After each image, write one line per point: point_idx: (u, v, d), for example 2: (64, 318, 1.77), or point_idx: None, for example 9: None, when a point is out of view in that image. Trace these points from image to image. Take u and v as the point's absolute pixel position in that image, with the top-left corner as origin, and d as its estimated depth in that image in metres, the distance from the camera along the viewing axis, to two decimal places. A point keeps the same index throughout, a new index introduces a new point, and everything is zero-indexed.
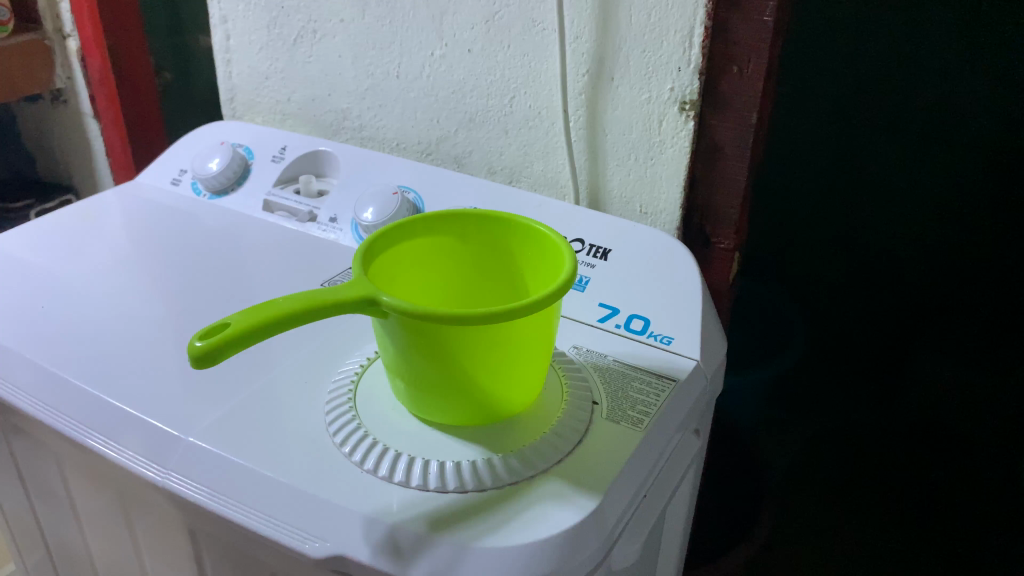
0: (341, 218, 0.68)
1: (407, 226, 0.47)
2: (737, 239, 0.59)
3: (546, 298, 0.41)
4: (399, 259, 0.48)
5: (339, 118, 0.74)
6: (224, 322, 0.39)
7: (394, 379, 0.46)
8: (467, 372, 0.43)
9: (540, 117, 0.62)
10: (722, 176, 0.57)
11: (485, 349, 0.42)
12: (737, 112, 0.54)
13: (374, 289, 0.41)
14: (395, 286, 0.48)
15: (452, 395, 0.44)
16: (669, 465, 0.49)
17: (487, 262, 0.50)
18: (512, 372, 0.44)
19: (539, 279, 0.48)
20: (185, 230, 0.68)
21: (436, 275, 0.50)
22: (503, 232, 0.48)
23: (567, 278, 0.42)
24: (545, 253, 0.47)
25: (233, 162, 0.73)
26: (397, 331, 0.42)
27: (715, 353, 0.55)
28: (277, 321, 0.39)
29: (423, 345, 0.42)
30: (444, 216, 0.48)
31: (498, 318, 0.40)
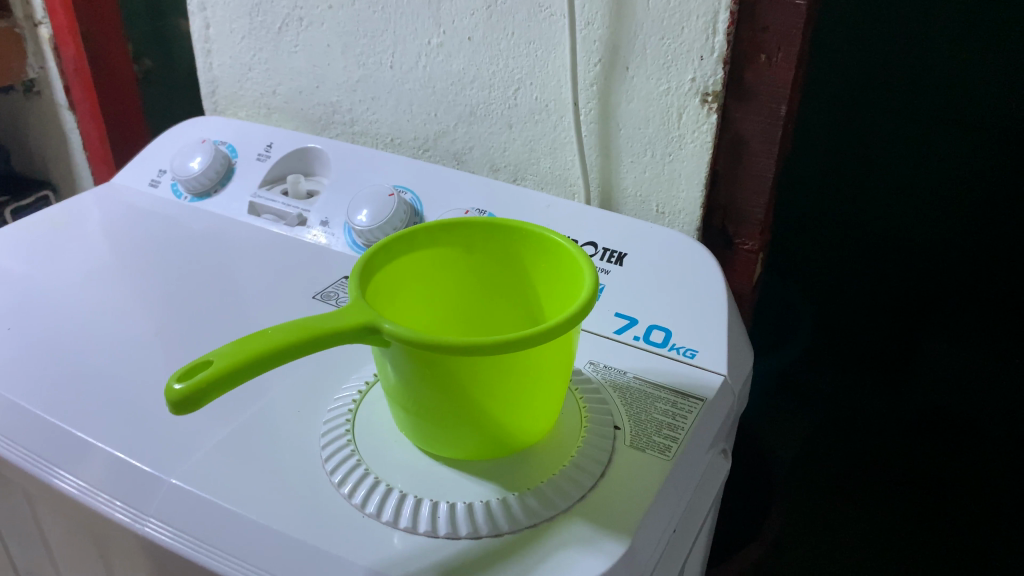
0: (332, 221, 0.63)
1: (408, 238, 0.43)
2: (762, 240, 0.55)
3: (566, 321, 0.36)
4: (399, 276, 0.43)
5: (329, 111, 0.69)
6: (206, 358, 0.35)
7: (397, 410, 0.42)
8: (480, 404, 0.39)
9: (547, 111, 0.57)
10: (747, 173, 0.53)
11: (499, 379, 0.37)
12: (764, 104, 0.50)
13: (374, 315, 0.37)
14: (395, 305, 0.43)
15: (464, 429, 0.40)
16: (701, 494, 0.45)
17: (495, 275, 0.45)
18: (528, 402, 0.40)
19: (555, 294, 0.43)
20: (164, 236, 0.63)
21: (440, 290, 0.45)
22: (513, 242, 0.44)
23: (588, 298, 0.37)
24: (560, 265, 0.42)
25: (215, 161, 0.68)
26: (400, 361, 0.38)
27: (744, 367, 0.50)
28: (266, 356, 0.35)
29: (430, 377, 0.38)
30: (448, 225, 0.44)
31: (513, 346, 0.35)
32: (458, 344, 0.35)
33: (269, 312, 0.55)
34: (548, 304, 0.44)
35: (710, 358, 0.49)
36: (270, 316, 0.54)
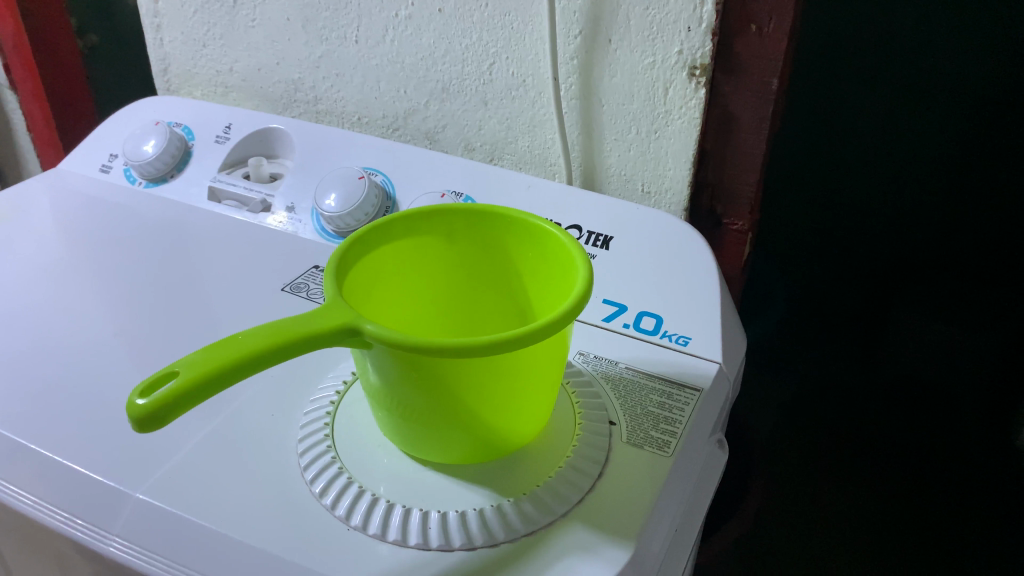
0: (299, 206, 0.60)
1: (385, 228, 0.40)
2: (751, 219, 0.53)
3: (562, 318, 0.34)
4: (377, 269, 0.40)
5: (290, 89, 0.66)
6: (171, 370, 0.32)
7: (380, 413, 0.39)
8: (471, 407, 0.36)
9: (525, 87, 0.54)
10: (736, 150, 0.50)
11: (492, 381, 0.35)
12: (754, 78, 0.48)
13: (355, 316, 0.34)
14: (373, 301, 0.40)
15: (453, 432, 0.37)
16: (699, 488, 0.43)
17: (479, 264, 0.43)
18: (521, 402, 0.37)
19: (544, 283, 0.41)
20: (118, 226, 0.60)
21: (420, 281, 0.42)
22: (497, 229, 0.41)
23: (583, 291, 0.35)
24: (549, 254, 0.40)
25: (171, 145, 0.64)
26: (384, 364, 0.35)
27: (737, 353, 0.48)
28: (238, 366, 0.32)
29: (417, 380, 0.35)
30: (427, 213, 0.41)
31: (507, 348, 0.33)
32: (448, 347, 0.32)
33: (235, 307, 0.51)
34: (537, 294, 0.42)
35: (704, 346, 0.47)
36: (236, 312, 0.51)
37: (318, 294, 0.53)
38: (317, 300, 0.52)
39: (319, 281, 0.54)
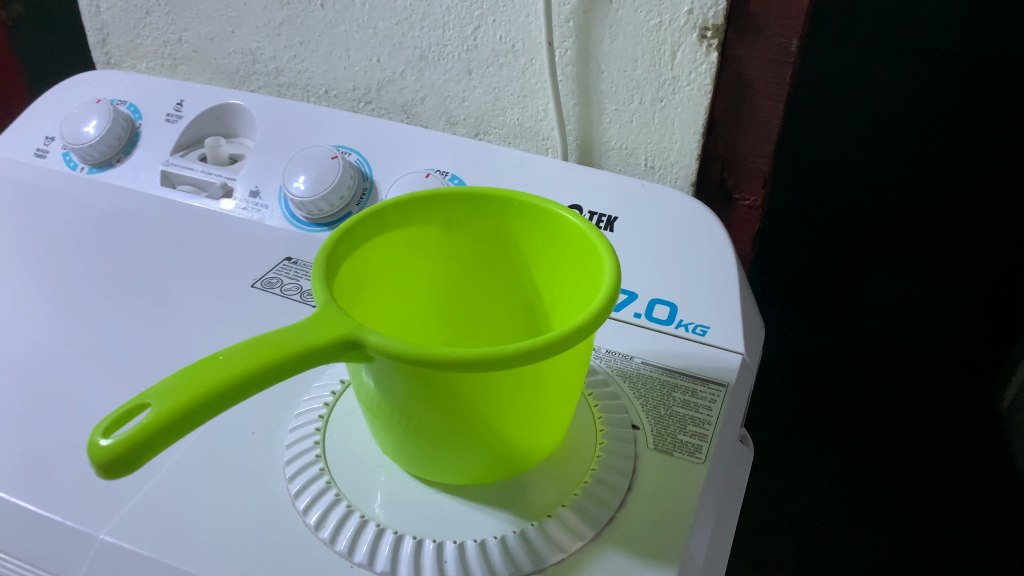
0: (265, 190, 0.54)
1: (377, 218, 0.34)
2: (763, 193, 0.50)
3: (593, 319, 0.29)
4: (369, 265, 0.35)
5: (247, 61, 0.59)
6: (139, 402, 0.26)
7: (380, 431, 0.34)
8: (491, 424, 0.32)
9: (514, 53, 0.49)
10: (749, 120, 0.47)
11: (514, 396, 0.30)
12: (771, 39, 0.43)
13: (355, 326, 0.29)
14: (366, 301, 0.35)
15: (468, 452, 0.33)
16: (731, 492, 0.39)
17: (481, 253, 0.38)
18: (545, 415, 0.33)
19: (557, 274, 0.36)
20: (60, 219, 0.53)
21: (415, 276, 0.38)
22: (502, 215, 0.36)
23: (612, 286, 0.30)
24: (564, 242, 0.35)
25: (116, 124, 0.57)
26: (389, 379, 0.30)
27: (757, 341, 0.45)
28: (222, 393, 0.27)
29: (428, 397, 0.30)
30: (423, 199, 0.36)
31: (532, 358, 0.28)
32: (464, 360, 0.28)
33: (202, 309, 0.46)
34: (549, 285, 0.37)
35: (724, 334, 0.43)
36: (204, 315, 0.46)
37: (293, 290, 0.47)
38: (293, 298, 0.47)
39: (293, 275, 0.49)
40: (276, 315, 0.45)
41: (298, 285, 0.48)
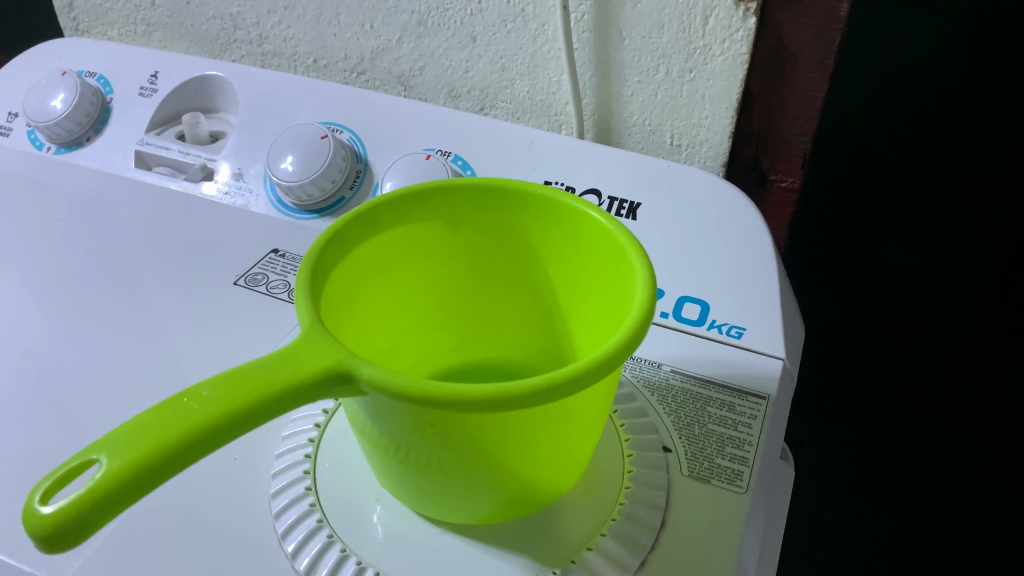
0: (249, 173, 0.49)
1: (370, 216, 0.30)
2: (803, 174, 0.46)
3: (626, 343, 0.24)
4: (360, 271, 0.30)
5: (227, 26, 0.54)
6: (87, 458, 0.22)
7: (377, 466, 0.30)
8: (509, 463, 0.27)
9: (524, 17, 0.44)
10: (790, 94, 0.42)
11: (534, 433, 0.26)
12: (819, 2, 0.38)
13: (345, 355, 0.24)
14: (356, 311, 0.31)
15: (481, 492, 0.28)
16: (774, 519, 0.35)
17: (491, 251, 0.33)
18: (568, 450, 0.28)
19: (579, 277, 0.32)
20: (23, 206, 0.48)
21: (415, 276, 0.33)
22: (514, 210, 0.31)
23: (647, 303, 0.25)
24: (589, 243, 0.30)
25: (84, 99, 0.52)
26: (388, 416, 0.25)
27: (797, 343, 0.40)
28: (184, 444, 0.22)
29: (434, 435, 0.26)
30: (424, 193, 0.31)
31: (553, 393, 0.23)
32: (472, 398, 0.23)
33: (179, 311, 0.41)
34: (570, 289, 0.33)
35: (763, 337, 0.38)
36: (181, 317, 0.41)
37: (280, 288, 0.42)
38: (280, 296, 0.42)
39: (280, 269, 0.44)
40: (261, 317, 0.41)
41: (285, 281, 0.43)
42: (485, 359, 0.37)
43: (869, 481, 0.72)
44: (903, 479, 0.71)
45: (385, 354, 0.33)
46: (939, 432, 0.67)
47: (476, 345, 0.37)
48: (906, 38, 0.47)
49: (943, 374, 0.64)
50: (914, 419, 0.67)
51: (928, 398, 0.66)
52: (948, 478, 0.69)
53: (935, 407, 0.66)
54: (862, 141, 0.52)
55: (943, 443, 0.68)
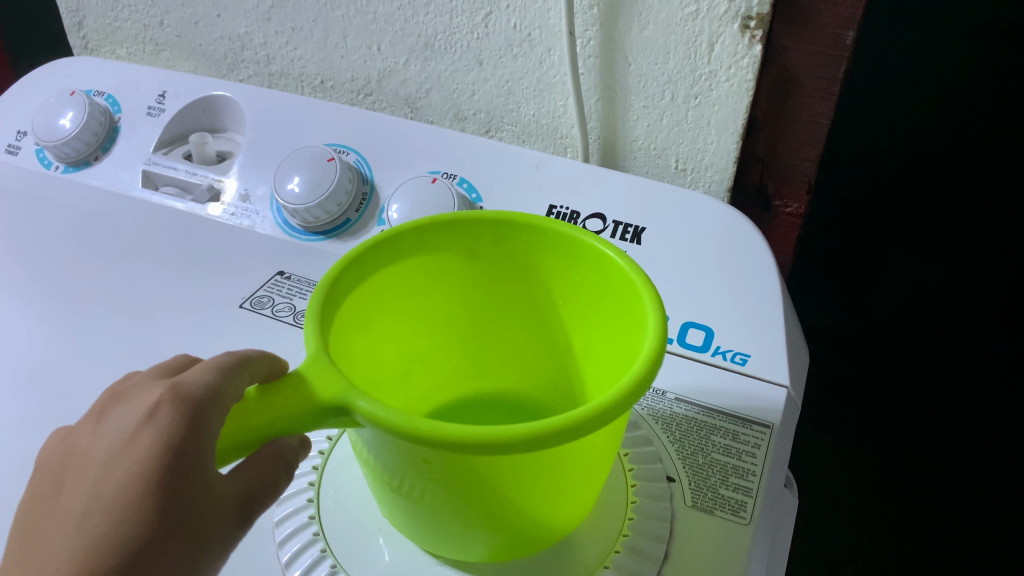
0: (255, 195, 0.49)
1: (387, 244, 0.30)
2: (807, 200, 0.46)
3: (632, 390, 0.24)
4: (374, 295, 0.30)
5: (236, 47, 0.54)
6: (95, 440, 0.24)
7: (384, 503, 0.30)
8: (516, 504, 0.26)
9: (530, 42, 0.44)
10: (796, 119, 0.42)
11: (540, 475, 0.25)
12: (824, 30, 0.39)
13: (347, 388, 0.23)
14: (366, 336, 0.31)
15: (486, 530, 0.28)
16: (778, 550, 0.35)
17: (506, 280, 0.33)
18: (575, 491, 0.28)
19: (593, 309, 0.31)
20: (26, 230, 0.48)
21: (429, 299, 0.33)
22: (529, 240, 0.31)
23: (655, 350, 0.25)
24: (603, 279, 0.30)
25: (92, 119, 0.52)
26: (386, 451, 0.25)
27: (801, 369, 0.40)
28: (227, 455, 0.24)
29: (437, 479, 0.25)
30: (441, 222, 0.31)
31: (557, 443, 0.22)
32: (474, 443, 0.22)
33: (185, 335, 0.41)
34: (582, 320, 0.32)
35: (768, 365, 0.38)
36: (187, 342, 0.41)
37: (285, 311, 0.42)
38: (284, 319, 0.42)
39: (286, 292, 0.44)
40: (265, 340, 0.41)
41: (290, 304, 0.43)
42: (496, 386, 0.37)
43: (875, 502, 0.71)
44: (910, 501, 0.70)
45: (393, 379, 0.33)
46: (944, 452, 0.67)
47: (487, 370, 0.37)
48: (913, 58, 0.47)
49: (949, 394, 0.64)
50: (920, 439, 0.67)
51: (935, 419, 0.65)
52: (954, 499, 0.69)
53: (941, 427, 0.65)
54: (868, 164, 0.52)
55: (949, 465, 0.67)
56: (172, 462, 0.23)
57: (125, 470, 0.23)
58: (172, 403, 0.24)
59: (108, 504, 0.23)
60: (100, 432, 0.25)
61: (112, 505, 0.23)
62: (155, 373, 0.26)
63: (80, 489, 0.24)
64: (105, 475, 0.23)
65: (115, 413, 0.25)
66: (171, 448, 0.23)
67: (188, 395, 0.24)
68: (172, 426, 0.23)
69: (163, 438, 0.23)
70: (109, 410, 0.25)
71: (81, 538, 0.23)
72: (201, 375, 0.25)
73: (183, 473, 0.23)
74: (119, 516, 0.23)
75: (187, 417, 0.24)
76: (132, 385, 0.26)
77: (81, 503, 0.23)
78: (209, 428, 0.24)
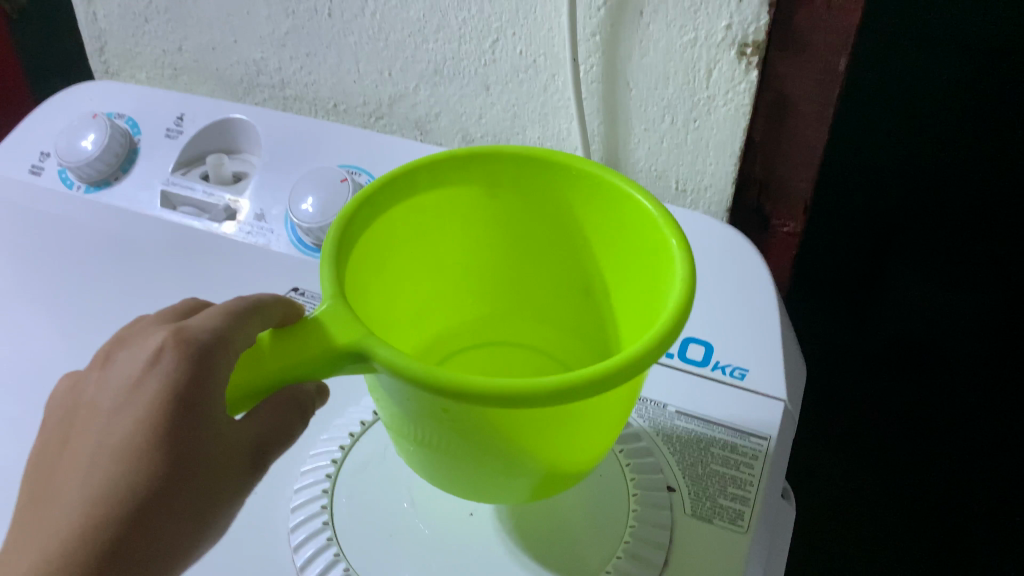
0: (270, 214, 0.51)
1: (405, 179, 0.31)
2: (804, 220, 0.48)
3: (658, 342, 0.24)
4: (394, 230, 0.32)
5: (252, 72, 0.56)
6: (103, 382, 0.27)
7: (406, 455, 0.30)
8: (544, 452, 0.27)
9: (535, 68, 0.46)
10: (792, 141, 0.44)
11: (562, 429, 0.26)
12: (818, 57, 0.40)
13: (365, 335, 0.24)
14: (380, 272, 0.32)
15: (505, 479, 0.29)
16: (775, 559, 0.36)
17: (525, 220, 0.35)
18: (595, 443, 0.28)
19: (618, 251, 0.32)
20: (50, 249, 0.50)
21: (445, 236, 0.34)
22: (549, 179, 0.33)
23: (682, 305, 0.26)
24: (632, 221, 0.31)
25: (113, 141, 0.54)
26: (405, 404, 0.26)
27: (798, 384, 0.41)
28: (238, 402, 0.25)
29: (457, 430, 0.26)
30: (459, 159, 0.32)
31: (580, 386, 0.23)
32: (495, 392, 0.23)
33: None
34: (606, 266, 0.34)
35: (765, 380, 0.39)
36: None
37: None
38: None
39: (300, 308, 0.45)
40: None
41: None
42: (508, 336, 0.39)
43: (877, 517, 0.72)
44: (911, 515, 0.71)
45: (405, 316, 0.35)
46: (944, 467, 0.68)
47: (505, 318, 0.38)
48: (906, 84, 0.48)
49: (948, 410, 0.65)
50: (921, 455, 0.68)
51: (935, 435, 0.66)
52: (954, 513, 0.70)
53: (941, 443, 0.67)
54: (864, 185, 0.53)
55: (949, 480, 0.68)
56: (177, 403, 0.25)
57: (131, 410, 0.26)
58: (176, 346, 0.26)
59: (116, 441, 0.26)
60: (107, 374, 0.27)
61: (123, 443, 0.25)
62: (161, 318, 0.29)
63: (90, 431, 0.26)
64: (111, 415, 0.26)
65: (121, 357, 0.28)
66: (177, 387, 0.26)
67: (194, 339, 0.26)
68: (177, 367, 0.26)
69: (166, 380, 0.26)
70: (114, 355, 0.28)
71: (91, 475, 0.25)
72: (208, 319, 0.27)
73: (189, 414, 0.25)
74: (126, 453, 0.25)
75: (189, 359, 0.26)
76: (135, 331, 0.29)
77: (90, 443, 0.26)
78: (212, 369, 0.26)
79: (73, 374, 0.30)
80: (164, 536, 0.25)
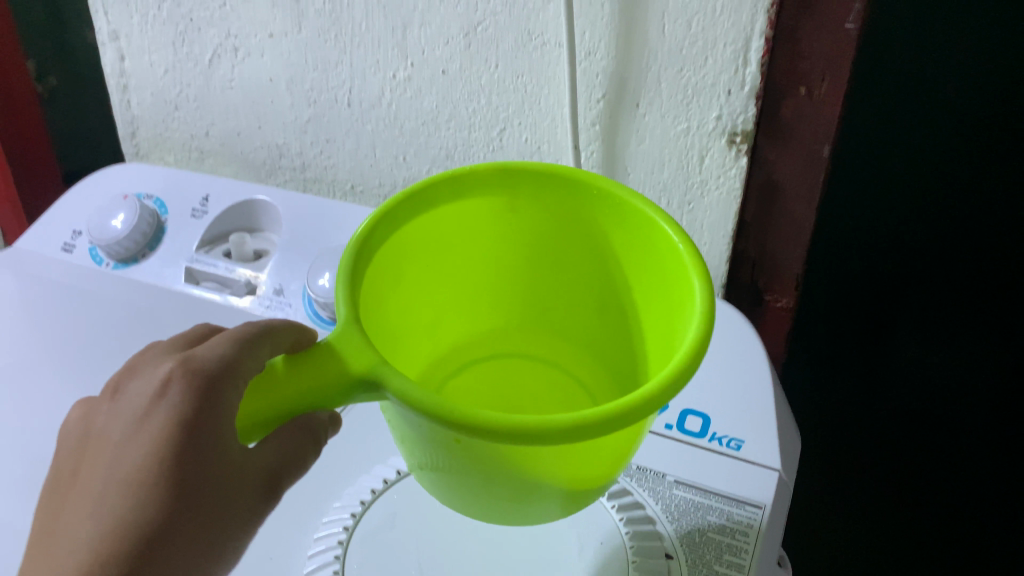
0: (288, 290, 0.54)
1: (426, 195, 0.33)
2: (795, 295, 0.50)
3: (673, 380, 0.26)
4: (416, 241, 0.34)
5: (275, 155, 0.60)
6: (118, 408, 0.30)
7: (422, 475, 0.32)
8: (559, 478, 0.28)
9: (540, 154, 0.49)
10: (781, 222, 0.46)
11: (580, 456, 0.27)
12: (802, 145, 0.43)
13: (378, 364, 0.26)
14: (398, 280, 0.34)
15: (519, 500, 0.30)
16: None
17: (544, 235, 0.37)
18: (610, 469, 0.30)
19: (634, 264, 0.35)
20: (79, 324, 0.52)
21: (464, 247, 0.37)
22: (568, 196, 0.35)
23: (699, 341, 0.27)
24: (648, 237, 0.33)
25: (142, 220, 0.57)
26: (422, 432, 0.27)
27: (793, 454, 0.43)
28: (250, 432, 0.27)
29: (476, 458, 0.27)
30: (482, 176, 0.34)
31: (598, 418, 0.25)
32: (506, 428, 0.24)
33: None
34: (624, 280, 0.36)
35: (760, 450, 0.41)
36: None
37: None
38: None
39: None
40: None
41: None
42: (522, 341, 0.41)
43: None
44: None
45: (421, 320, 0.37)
46: None
47: (520, 323, 0.41)
48: None
49: None
50: None
51: None
52: None
53: None
54: None
55: None
56: (184, 429, 0.28)
57: (143, 438, 0.28)
58: (184, 376, 0.29)
59: (128, 467, 0.28)
60: (120, 404, 0.30)
61: (134, 471, 0.28)
62: (169, 347, 0.32)
63: (104, 456, 0.29)
64: (123, 442, 0.29)
65: (131, 386, 0.30)
66: (185, 417, 0.28)
67: (201, 367, 0.29)
68: (185, 397, 0.28)
69: (173, 408, 0.28)
70: (123, 386, 0.31)
71: (107, 498, 0.28)
72: (215, 346, 0.29)
73: (199, 439, 0.28)
74: (139, 477, 0.28)
75: (194, 388, 0.28)
76: (144, 361, 0.31)
77: (105, 468, 0.29)
78: (218, 394, 0.28)
79: (87, 402, 0.33)
80: (176, 559, 0.27)
